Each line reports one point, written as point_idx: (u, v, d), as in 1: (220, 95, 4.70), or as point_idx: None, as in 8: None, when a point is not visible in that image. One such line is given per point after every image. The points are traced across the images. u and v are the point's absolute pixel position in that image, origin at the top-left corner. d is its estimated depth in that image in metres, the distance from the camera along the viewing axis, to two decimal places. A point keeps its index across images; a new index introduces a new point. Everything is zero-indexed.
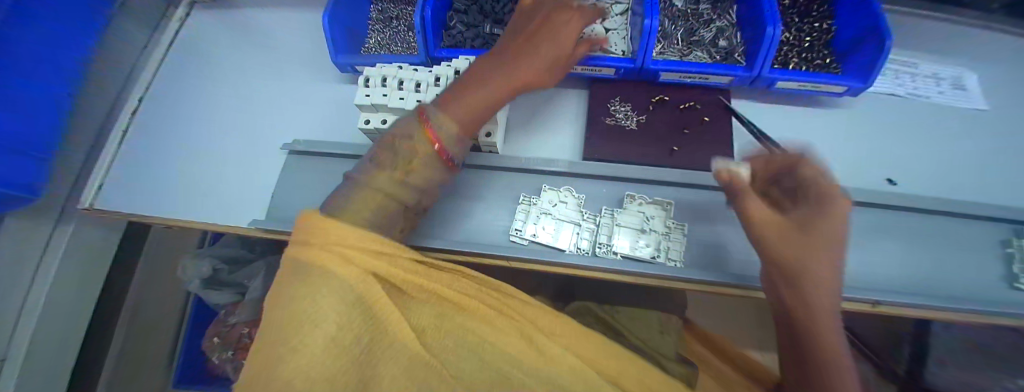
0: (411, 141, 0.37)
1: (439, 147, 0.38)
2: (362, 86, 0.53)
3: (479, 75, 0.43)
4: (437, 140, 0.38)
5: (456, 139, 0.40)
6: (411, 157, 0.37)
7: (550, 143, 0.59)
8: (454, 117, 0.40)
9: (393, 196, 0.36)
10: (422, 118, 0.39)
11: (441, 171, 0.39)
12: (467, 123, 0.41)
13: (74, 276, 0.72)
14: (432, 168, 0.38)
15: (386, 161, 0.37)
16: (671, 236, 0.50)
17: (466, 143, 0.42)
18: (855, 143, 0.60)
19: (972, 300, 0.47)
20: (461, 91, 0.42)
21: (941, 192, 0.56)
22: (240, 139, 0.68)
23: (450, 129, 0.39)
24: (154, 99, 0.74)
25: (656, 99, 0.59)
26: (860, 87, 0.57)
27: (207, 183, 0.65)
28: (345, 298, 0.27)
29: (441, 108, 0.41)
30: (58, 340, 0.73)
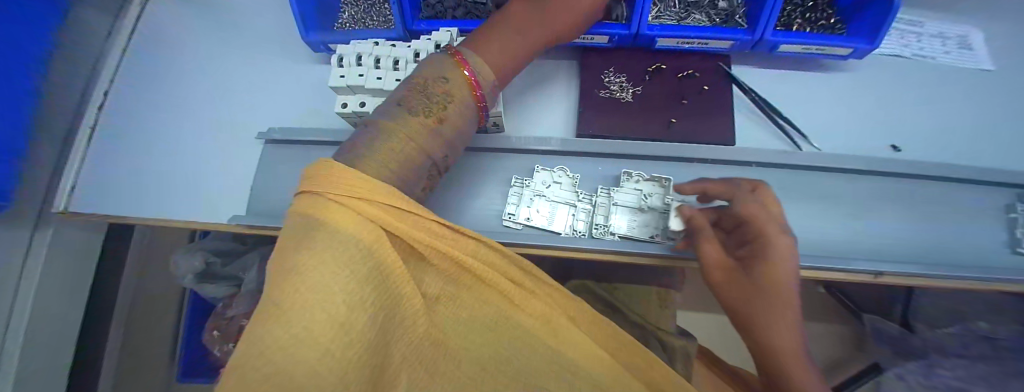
0: (448, 82, 0.35)
1: (478, 92, 0.37)
2: (335, 66, 0.50)
3: (518, 21, 0.42)
4: (477, 87, 0.37)
5: (492, 88, 0.40)
6: (442, 100, 0.34)
7: (542, 120, 0.56)
8: (490, 63, 0.40)
9: (421, 144, 0.32)
10: (456, 61, 0.37)
11: (471, 121, 0.38)
12: (500, 71, 0.41)
13: (64, 283, 0.69)
14: (463, 116, 0.36)
15: (415, 104, 0.33)
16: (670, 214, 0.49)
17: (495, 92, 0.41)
18: (856, 109, 0.58)
19: (972, 267, 0.47)
20: (491, 36, 0.41)
21: (944, 159, 0.55)
22: (213, 128, 0.64)
23: (486, 75, 0.38)
24: (126, 91, 0.68)
25: (652, 68, 0.56)
26: (866, 48, 0.54)
27: (184, 176, 0.61)
28: (356, 265, 0.21)
29: (475, 49, 0.40)
30: (61, 348, 0.71)
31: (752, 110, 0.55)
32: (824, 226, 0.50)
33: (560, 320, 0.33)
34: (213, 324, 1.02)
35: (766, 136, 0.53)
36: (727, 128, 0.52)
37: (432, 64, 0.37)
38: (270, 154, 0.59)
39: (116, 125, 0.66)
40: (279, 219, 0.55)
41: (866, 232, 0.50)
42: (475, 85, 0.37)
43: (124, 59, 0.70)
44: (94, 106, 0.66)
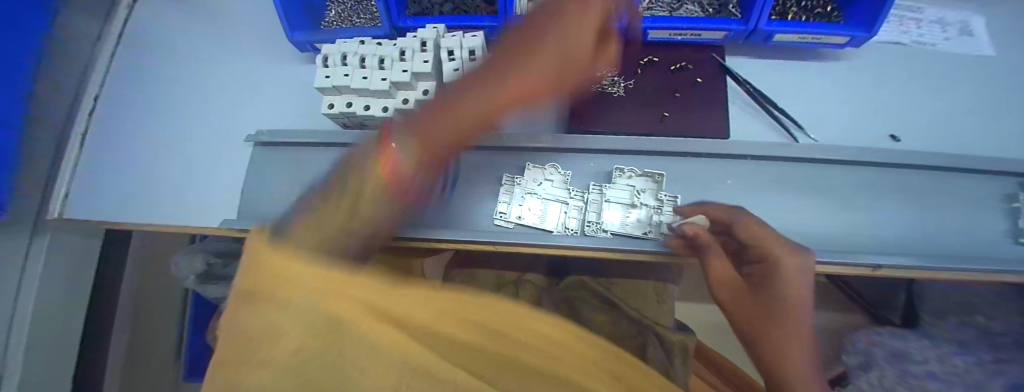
0: (376, 158, 0.27)
1: (396, 176, 0.27)
2: (322, 66, 0.49)
3: (482, 77, 0.33)
4: (416, 157, 0.29)
5: (440, 152, 0.31)
6: (365, 178, 0.26)
7: (533, 117, 0.55)
8: (421, 148, 0.30)
9: (360, 206, 0.25)
10: (382, 143, 0.29)
11: (416, 192, 0.30)
12: (433, 156, 0.31)
13: (64, 293, 0.69)
14: (404, 194, 0.28)
15: (350, 168, 0.27)
16: (664, 210, 0.48)
17: (429, 185, 0.32)
18: (855, 98, 0.57)
19: (974, 259, 0.46)
20: (432, 107, 0.32)
21: (944, 148, 0.54)
22: (203, 131, 0.64)
23: (413, 163, 0.29)
24: (114, 95, 0.67)
25: (644, 61, 0.54)
26: (864, 36, 0.52)
27: (175, 180, 0.61)
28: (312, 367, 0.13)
29: (415, 126, 0.31)
30: (66, 356, 0.71)
31: (747, 102, 0.54)
32: (820, 219, 0.49)
33: None
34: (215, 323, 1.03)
35: (762, 128, 0.52)
36: (721, 120, 0.51)
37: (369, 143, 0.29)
38: (260, 157, 0.58)
39: (107, 130, 0.65)
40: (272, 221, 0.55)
41: (864, 224, 0.49)
42: (395, 173, 0.27)
43: (111, 61, 0.69)
44: (83, 111, 0.65)
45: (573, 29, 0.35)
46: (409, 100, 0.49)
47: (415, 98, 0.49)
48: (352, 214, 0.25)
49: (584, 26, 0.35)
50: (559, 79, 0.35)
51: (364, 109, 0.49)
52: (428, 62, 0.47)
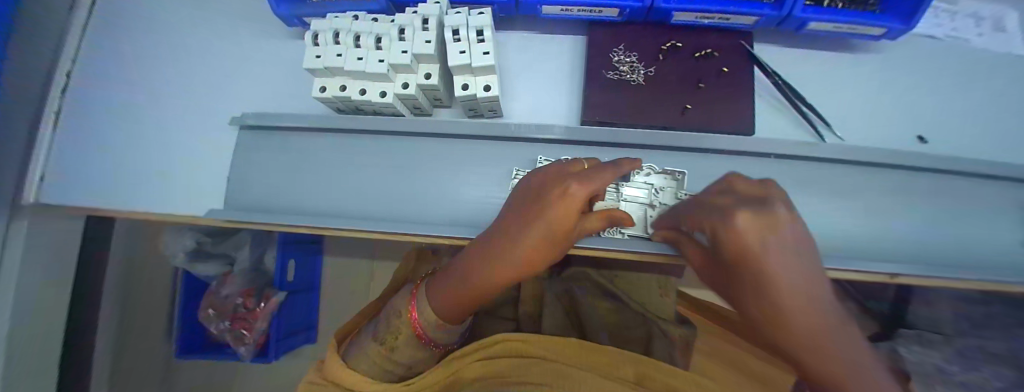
0: (399, 319, 0.46)
1: (418, 332, 0.45)
2: (311, 44, 0.44)
3: (468, 270, 0.42)
4: (418, 327, 0.45)
5: (435, 325, 0.46)
6: (397, 331, 0.46)
7: (544, 106, 0.51)
8: (437, 312, 0.45)
9: (399, 344, 0.45)
10: (409, 301, 0.47)
11: (419, 345, 0.46)
12: (448, 315, 0.45)
13: (44, 287, 0.65)
14: (413, 344, 0.46)
15: (389, 316, 0.47)
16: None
17: (452, 328, 0.47)
18: (883, 94, 0.54)
19: (990, 268, 0.47)
20: (445, 278, 0.45)
21: (970, 153, 0.52)
22: (182, 110, 0.58)
23: (430, 324, 0.45)
24: (92, 71, 0.61)
25: (666, 46, 0.50)
26: (899, 30, 0.49)
27: (155, 164, 0.57)
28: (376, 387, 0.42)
29: (431, 292, 0.46)
30: (49, 352, 0.68)
31: (772, 95, 0.51)
32: (844, 223, 0.47)
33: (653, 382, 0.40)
34: (206, 302, 1.02)
35: (787, 125, 0.49)
36: (747, 115, 0.47)
37: (395, 303, 0.48)
38: (246, 142, 0.54)
39: (84, 109, 0.60)
40: (268, 213, 0.51)
41: (888, 230, 0.47)
42: (418, 328, 0.45)
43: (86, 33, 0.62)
44: (57, 88, 0.59)
45: (548, 212, 0.37)
46: (409, 84, 0.45)
47: (417, 82, 0.45)
48: (395, 348, 0.45)
49: (567, 214, 0.37)
50: (554, 244, 0.39)
51: (360, 94, 0.45)
52: (430, 42, 0.42)
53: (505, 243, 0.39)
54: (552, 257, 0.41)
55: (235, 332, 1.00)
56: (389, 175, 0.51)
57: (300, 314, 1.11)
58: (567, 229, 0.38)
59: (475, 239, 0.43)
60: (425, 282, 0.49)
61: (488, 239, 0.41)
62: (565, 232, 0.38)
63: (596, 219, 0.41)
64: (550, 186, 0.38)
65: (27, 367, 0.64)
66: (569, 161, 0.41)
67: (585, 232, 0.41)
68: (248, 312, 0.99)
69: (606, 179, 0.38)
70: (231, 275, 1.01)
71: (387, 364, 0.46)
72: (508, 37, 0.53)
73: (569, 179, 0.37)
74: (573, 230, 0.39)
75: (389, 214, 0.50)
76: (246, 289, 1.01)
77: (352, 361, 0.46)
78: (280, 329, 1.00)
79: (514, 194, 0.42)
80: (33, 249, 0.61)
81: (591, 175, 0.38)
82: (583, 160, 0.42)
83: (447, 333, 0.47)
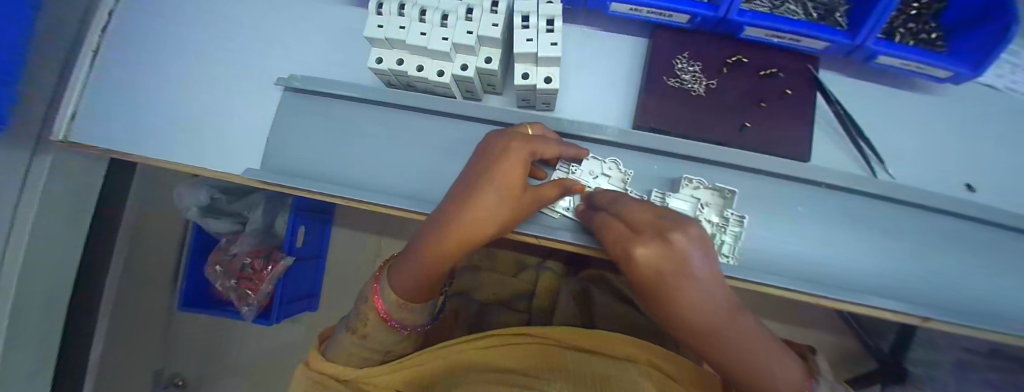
0: (367, 306, 0.45)
1: (384, 315, 0.43)
2: (373, 13, 0.43)
3: (419, 239, 0.42)
4: (385, 313, 0.43)
5: (401, 308, 0.43)
6: (365, 318, 0.44)
7: (597, 105, 0.50)
8: (398, 291, 0.43)
9: (369, 331, 0.44)
10: (372, 286, 0.45)
11: (391, 332, 0.44)
12: (410, 295, 0.43)
13: (59, 228, 0.64)
14: (382, 331, 0.44)
15: (359, 304, 0.46)
16: (727, 228, 0.45)
17: (419, 308, 0.44)
18: (937, 138, 0.53)
19: (1018, 324, 0.47)
20: (406, 259, 0.42)
21: (1015, 208, 0.51)
22: (223, 64, 0.57)
23: (392, 305, 0.43)
24: (133, 14, 0.60)
25: (731, 60, 0.49)
26: (968, 75, 0.48)
27: (190, 116, 0.56)
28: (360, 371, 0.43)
29: (392, 276, 0.43)
30: (57, 290, 0.68)
31: (831, 124, 0.49)
32: (883, 262, 0.47)
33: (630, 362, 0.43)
34: (213, 259, 1.02)
35: (839, 155, 0.49)
36: (805, 140, 0.46)
37: (364, 289, 0.47)
38: (289, 105, 0.53)
39: (120, 50, 0.59)
40: (306, 179, 0.51)
41: (925, 274, 0.47)
42: (383, 312, 0.43)
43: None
44: (98, 25, 0.59)
45: (490, 174, 0.38)
46: (468, 67, 0.44)
47: (476, 65, 0.43)
48: (367, 335, 0.44)
49: (515, 174, 0.38)
50: (511, 211, 0.39)
51: (416, 70, 0.44)
52: (497, 26, 0.41)
53: (460, 208, 0.38)
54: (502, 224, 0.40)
55: (240, 291, 1.01)
56: (432, 156, 0.50)
57: (304, 282, 1.11)
58: (506, 187, 0.38)
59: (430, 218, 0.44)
60: (388, 266, 0.47)
61: (440, 208, 0.41)
62: (517, 193, 0.39)
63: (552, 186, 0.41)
64: (490, 148, 0.40)
65: (35, 302, 0.64)
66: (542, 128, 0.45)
67: (543, 199, 0.41)
68: (255, 273, 0.99)
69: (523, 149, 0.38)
70: (242, 234, 1.01)
71: (361, 353, 0.45)
72: (569, 31, 0.52)
73: (507, 138, 0.39)
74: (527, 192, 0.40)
75: (427, 195, 0.50)
76: (256, 249, 1.01)
77: (329, 354, 0.46)
78: (284, 293, 1.00)
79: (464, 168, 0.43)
80: (52, 185, 0.61)
81: (537, 139, 0.40)
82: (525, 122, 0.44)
83: (414, 317, 0.45)
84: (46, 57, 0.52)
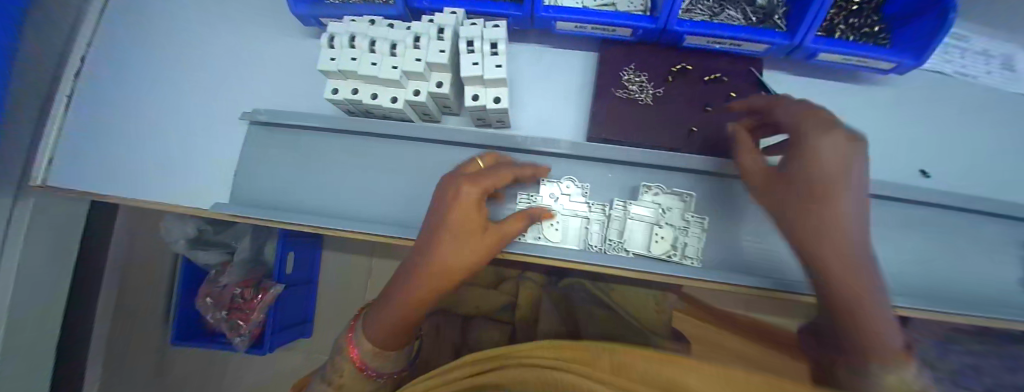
0: (343, 356, 0.44)
1: (358, 364, 0.43)
2: (325, 47, 0.45)
3: (393, 287, 0.43)
4: (358, 359, 0.42)
5: (374, 357, 0.42)
6: (341, 368, 0.44)
7: (552, 119, 0.52)
8: (371, 338, 0.42)
9: (345, 380, 0.44)
10: (347, 335, 0.45)
11: (367, 378, 0.44)
12: (384, 342, 0.42)
13: (42, 273, 0.65)
14: (359, 377, 0.44)
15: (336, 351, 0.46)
16: (689, 230, 0.46)
17: (391, 355, 0.43)
18: (887, 128, 0.54)
19: (982, 305, 0.47)
20: (381, 306, 0.42)
21: (969, 190, 0.52)
22: (193, 102, 0.59)
23: (367, 354, 0.42)
24: (105, 58, 0.62)
25: (677, 68, 0.51)
26: (909, 65, 0.48)
27: (162, 154, 0.57)
28: None
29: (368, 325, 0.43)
30: (44, 336, 0.68)
31: None
32: None
33: None
34: (204, 290, 1.02)
35: None
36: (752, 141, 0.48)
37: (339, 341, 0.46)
38: (256, 138, 0.55)
39: (93, 93, 0.61)
40: (274, 209, 0.52)
41: (885, 262, 0.48)
42: (357, 361, 0.43)
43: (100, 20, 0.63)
44: (71, 71, 0.61)
45: (447, 219, 0.39)
46: (421, 92, 0.45)
47: (428, 90, 0.45)
48: (343, 384, 0.44)
49: (468, 213, 0.38)
50: (467, 253, 0.39)
51: (371, 98, 0.46)
52: (444, 52, 0.42)
53: (424, 249, 0.40)
54: (477, 259, 0.40)
55: (232, 322, 1.00)
56: (395, 179, 0.51)
57: (297, 308, 1.11)
58: (466, 229, 0.38)
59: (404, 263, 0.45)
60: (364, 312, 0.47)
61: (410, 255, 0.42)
62: (478, 230, 0.39)
63: (514, 220, 0.41)
64: (445, 191, 0.40)
65: (21, 349, 0.64)
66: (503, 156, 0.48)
67: (505, 236, 0.41)
68: (245, 303, 0.98)
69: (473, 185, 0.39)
70: (230, 265, 1.01)
71: None
72: (520, 50, 0.54)
73: (460, 180, 0.39)
74: (486, 230, 0.40)
75: (391, 217, 0.51)
76: (246, 280, 1.00)
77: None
78: (276, 322, 0.99)
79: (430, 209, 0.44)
80: (37, 230, 0.61)
81: (484, 174, 0.40)
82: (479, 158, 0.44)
83: (393, 366, 0.44)
84: (25, 106, 0.54)
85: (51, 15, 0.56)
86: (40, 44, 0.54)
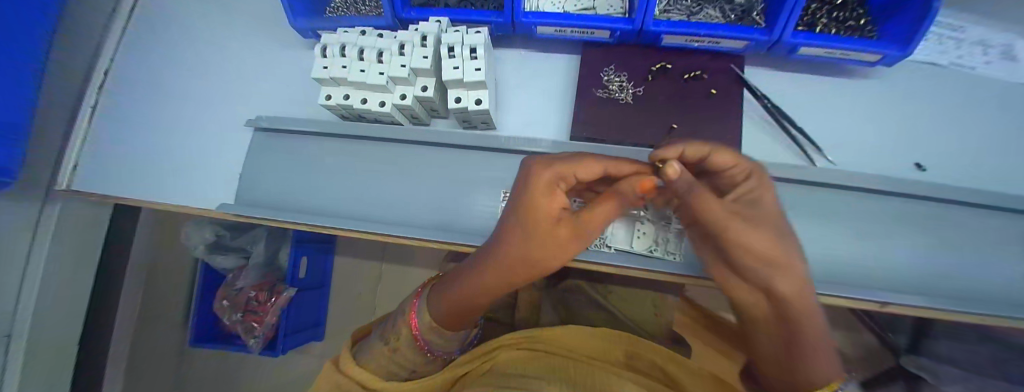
0: (401, 321, 0.44)
1: (415, 334, 0.43)
2: (319, 57, 0.49)
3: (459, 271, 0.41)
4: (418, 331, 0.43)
5: (433, 331, 0.43)
6: (398, 332, 0.44)
7: (536, 120, 0.53)
8: (433, 313, 0.43)
9: (401, 346, 0.43)
10: (411, 303, 0.46)
11: (416, 353, 0.44)
12: (445, 320, 0.43)
13: (67, 271, 0.70)
14: (415, 352, 0.44)
15: (396, 316, 0.46)
16: (670, 225, 0.47)
17: (452, 335, 0.44)
18: (879, 121, 0.53)
19: (989, 304, 0.44)
20: (449, 284, 0.42)
21: (969, 183, 0.50)
22: (206, 111, 0.64)
23: (425, 325, 0.43)
24: (125, 72, 0.68)
25: (656, 67, 0.52)
26: (897, 56, 0.47)
27: (177, 160, 0.62)
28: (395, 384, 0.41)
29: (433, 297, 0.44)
30: (69, 330, 0.73)
31: (762, 117, 0.51)
32: (832, 248, 0.46)
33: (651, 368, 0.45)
34: (222, 293, 1.06)
35: (773, 146, 0.50)
36: (734, 137, 0.48)
37: (402, 306, 0.47)
38: (259, 143, 0.58)
39: (114, 105, 0.67)
40: (272, 210, 0.55)
41: (878, 258, 0.46)
42: (416, 331, 0.43)
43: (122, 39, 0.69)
44: (94, 86, 0.67)
45: (514, 210, 0.32)
46: (407, 96, 0.48)
47: (414, 94, 0.48)
48: (397, 350, 0.43)
49: (542, 199, 0.30)
50: (514, 274, 0.36)
51: (361, 103, 0.49)
52: (427, 58, 0.45)
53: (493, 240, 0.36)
54: (551, 257, 0.33)
55: (246, 325, 1.03)
56: (384, 180, 0.54)
57: (308, 312, 1.12)
58: (533, 223, 0.31)
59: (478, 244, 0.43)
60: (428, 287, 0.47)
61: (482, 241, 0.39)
62: (554, 222, 0.31)
63: (604, 207, 0.31)
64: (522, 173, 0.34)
65: (45, 344, 0.69)
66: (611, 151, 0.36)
67: (589, 228, 0.32)
68: (259, 306, 1.01)
69: (556, 167, 0.31)
70: (246, 268, 1.04)
71: (391, 367, 0.44)
72: (505, 55, 0.56)
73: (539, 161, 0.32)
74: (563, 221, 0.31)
75: (381, 216, 0.53)
76: (259, 283, 1.04)
77: (361, 360, 0.45)
78: (289, 324, 1.02)
79: None
80: (63, 232, 0.67)
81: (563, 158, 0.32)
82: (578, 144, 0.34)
83: (445, 344, 0.45)
84: (47, 119, 0.60)
85: (76, 37, 0.62)
86: (61, 63, 0.60)
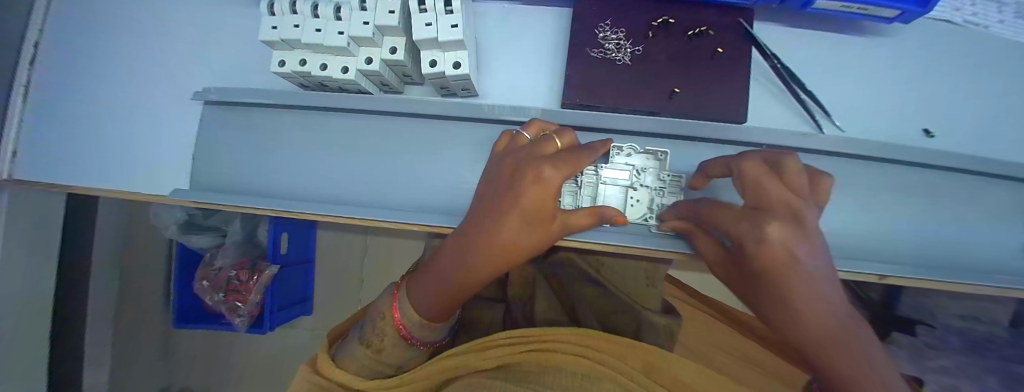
0: (384, 320, 0.42)
1: (403, 333, 0.41)
2: (266, 15, 0.42)
3: (441, 261, 0.41)
4: (402, 328, 0.41)
5: (422, 327, 0.42)
6: (383, 332, 0.41)
7: (524, 87, 0.48)
8: (419, 309, 0.41)
9: (386, 346, 0.41)
10: (390, 302, 0.43)
11: (406, 347, 0.42)
12: (431, 314, 0.41)
13: (27, 268, 0.64)
14: (401, 352, 0.42)
15: (373, 317, 0.43)
16: (665, 191, 0.44)
17: (439, 326, 0.43)
18: (890, 82, 0.49)
19: (983, 273, 0.44)
20: (426, 275, 0.42)
21: (969, 150, 0.49)
22: (148, 83, 0.56)
23: (414, 325, 0.41)
24: (58, 43, 0.58)
25: (657, 23, 0.46)
26: (916, 12, 0.43)
27: (124, 142, 0.55)
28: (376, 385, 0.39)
29: (412, 291, 0.42)
30: (39, 327, 0.68)
31: (770, 79, 0.47)
32: (836, 222, 0.44)
33: (656, 369, 0.41)
34: (201, 274, 1.00)
35: (778, 112, 0.46)
36: (738, 102, 0.44)
37: (379, 303, 0.45)
38: (212, 119, 0.52)
39: (49, 80, 0.58)
40: (233, 194, 0.50)
41: (880, 229, 0.44)
42: (401, 329, 0.41)
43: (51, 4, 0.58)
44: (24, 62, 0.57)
45: (522, 200, 0.35)
46: (373, 60, 0.41)
47: (381, 57, 0.41)
48: (383, 351, 0.42)
49: (547, 196, 0.35)
50: (501, 259, 0.38)
51: (320, 69, 0.42)
52: (393, 13, 0.38)
53: (484, 227, 0.37)
54: (535, 245, 0.38)
55: (229, 305, 0.99)
56: (356, 158, 0.48)
57: (292, 288, 1.10)
58: (532, 212, 0.35)
59: (453, 232, 0.42)
60: (405, 280, 0.45)
61: (466, 230, 0.39)
62: (545, 217, 0.36)
63: (585, 214, 0.38)
64: (524, 167, 0.35)
65: (18, 346, 0.64)
66: (563, 138, 0.38)
67: (572, 228, 0.38)
68: (242, 285, 0.97)
69: (558, 174, 0.34)
70: (223, 247, 0.99)
71: (377, 366, 0.42)
72: (486, 10, 0.49)
73: (543, 162, 0.34)
74: (554, 219, 0.37)
75: (356, 198, 0.48)
76: (240, 261, 0.99)
77: (341, 362, 0.43)
78: (275, 301, 0.99)
79: (494, 172, 0.38)
80: (16, 229, 0.60)
81: (568, 158, 0.35)
82: (568, 147, 0.37)
83: (439, 336, 0.44)
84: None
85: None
86: None
